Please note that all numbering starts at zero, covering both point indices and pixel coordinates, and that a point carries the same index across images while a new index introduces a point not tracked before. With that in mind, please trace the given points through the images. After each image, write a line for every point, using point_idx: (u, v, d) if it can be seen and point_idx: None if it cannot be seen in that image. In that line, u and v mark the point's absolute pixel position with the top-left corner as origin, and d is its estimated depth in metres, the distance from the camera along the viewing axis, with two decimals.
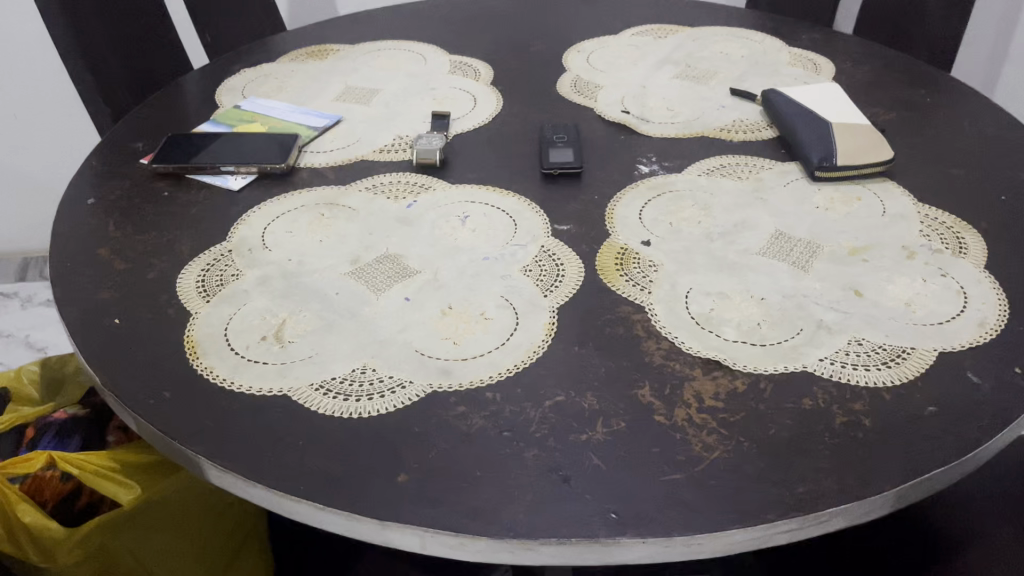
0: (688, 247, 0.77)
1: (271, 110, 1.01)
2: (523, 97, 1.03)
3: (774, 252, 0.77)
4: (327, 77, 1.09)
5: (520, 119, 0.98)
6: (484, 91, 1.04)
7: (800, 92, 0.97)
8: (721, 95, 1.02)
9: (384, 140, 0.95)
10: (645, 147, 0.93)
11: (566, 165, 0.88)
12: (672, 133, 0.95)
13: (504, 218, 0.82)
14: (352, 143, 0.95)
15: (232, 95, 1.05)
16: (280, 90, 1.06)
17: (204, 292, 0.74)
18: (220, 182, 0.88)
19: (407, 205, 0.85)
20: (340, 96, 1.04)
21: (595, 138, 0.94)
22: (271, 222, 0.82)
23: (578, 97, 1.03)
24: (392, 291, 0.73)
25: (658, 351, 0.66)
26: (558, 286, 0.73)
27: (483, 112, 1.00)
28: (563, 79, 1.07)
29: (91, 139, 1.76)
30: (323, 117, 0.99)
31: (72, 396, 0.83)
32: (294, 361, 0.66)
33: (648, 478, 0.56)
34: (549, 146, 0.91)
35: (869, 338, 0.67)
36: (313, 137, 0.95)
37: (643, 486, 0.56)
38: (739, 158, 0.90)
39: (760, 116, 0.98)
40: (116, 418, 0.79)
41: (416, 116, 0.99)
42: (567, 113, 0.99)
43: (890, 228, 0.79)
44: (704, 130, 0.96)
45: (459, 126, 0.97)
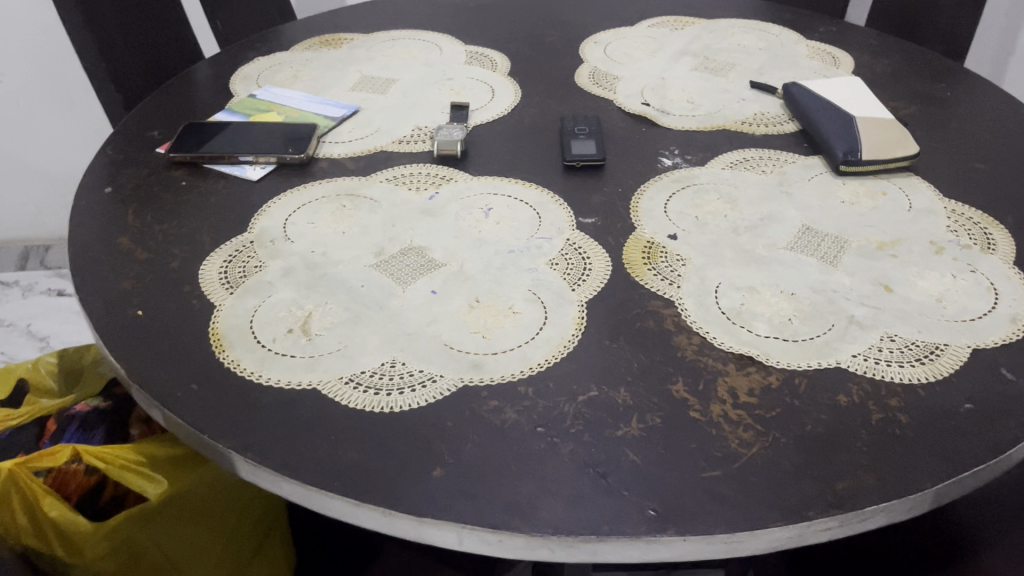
0: (716, 241, 0.77)
1: (287, 100, 0.99)
2: (541, 88, 1.02)
3: (802, 247, 0.76)
4: (342, 66, 1.07)
5: (539, 110, 0.97)
6: (502, 81, 1.03)
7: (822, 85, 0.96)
8: (740, 88, 1.01)
9: (403, 131, 0.94)
10: (666, 139, 0.92)
11: (589, 157, 0.87)
12: (693, 126, 0.94)
13: (528, 210, 0.81)
14: (371, 133, 0.93)
15: (246, 84, 1.04)
16: (295, 78, 1.05)
17: (227, 283, 0.73)
18: (237, 173, 0.87)
19: (429, 196, 0.84)
20: (357, 85, 1.03)
21: (616, 130, 0.93)
22: (292, 212, 0.81)
23: (596, 88, 1.02)
24: (418, 283, 0.73)
25: (690, 346, 0.66)
26: (586, 280, 0.73)
27: (501, 103, 0.99)
28: (581, 70, 1.06)
29: (96, 129, 1.75)
30: (340, 107, 0.98)
31: (91, 386, 0.82)
32: (323, 354, 0.66)
33: (686, 477, 0.56)
34: (570, 138, 0.90)
35: (902, 334, 0.67)
36: (330, 127, 0.94)
37: (682, 483, 0.55)
38: (762, 151, 0.89)
39: (782, 110, 0.97)
40: (138, 409, 0.78)
41: (434, 106, 0.98)
42: (587, 104, 0.98)
43: (917, 223, 0.78)
44: (725, 123, 0.95)
45: (478, 118, 0.96)
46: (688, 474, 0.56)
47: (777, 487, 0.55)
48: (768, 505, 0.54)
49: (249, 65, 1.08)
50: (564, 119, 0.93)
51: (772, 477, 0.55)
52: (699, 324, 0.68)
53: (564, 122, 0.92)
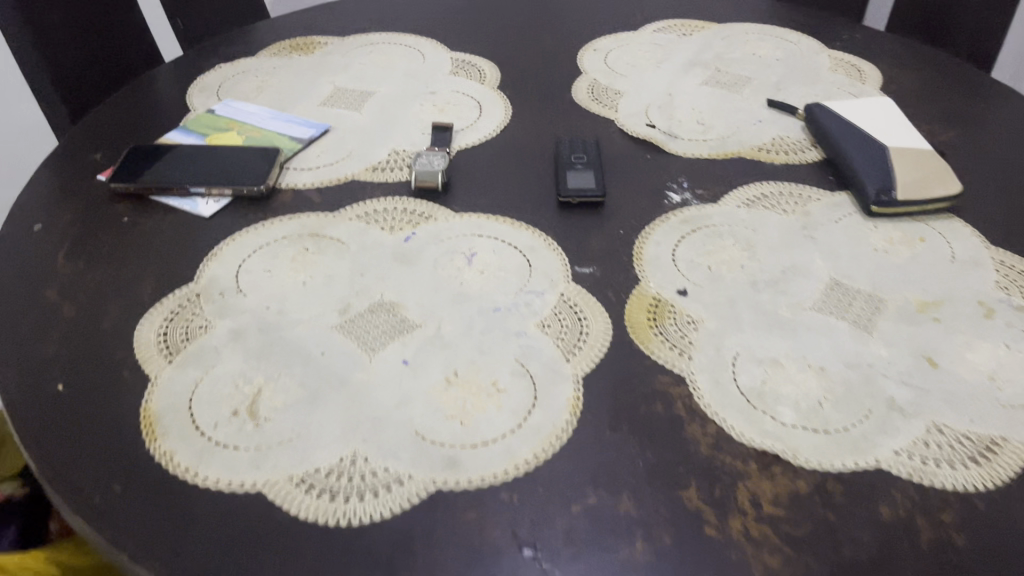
0: (732, 299, 0.67)
1: (249, 116, 0.89)
2: (535, 104, 0.91)
3: (832, 308, 0.66)
4: (313, 76, 0.97)
5: (532, 131, 0.87)
6: (491, 96, 0.93)
7: (849, 107, 0.86)
8: (757, 107, 0.91)
9: (378, 156, 0.83)
10: (675, 169, 0.82)
11: (588, 193, 0.77)
12: (704, 153, 0.84)
13: (517, 257, 0.71)
14: (342, 158, 0.83)
15: (205, 96, 0.93)
16: (260, 90, 0.94)
17: (166, 349, 0.63)
18: (188, 207, 0.76)
19: (404, 238, 0.73)
20: (328, 100, 0.92)
21: (618, 157, 0.83)
22: (247, 258, 0.71)
23: (596, 105, 0.91)
24: (388, 351, 0.62)
25: (704, 438, 0.56)
26: (582, 348, 0.63)
27: (490, 122, 0.88)
28: (579, 83, 0.95)
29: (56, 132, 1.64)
30: (309, 126, 0.87)
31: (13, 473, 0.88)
32: (273, 446, 0.56)
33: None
34: (567, 168, 0.79)
35: (951, 424, 0.57)
36: (296, 151, 0.83)
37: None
38: (783, 186, 0.79)
39: (804, 134, 0.87)
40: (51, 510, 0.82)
41: (414, 126, 0.88)
42: (586, 126, 0.88)
43: (962, 279, 0.68)
44: (740, 150, 0.84)
45: (462, 141, 0.85)
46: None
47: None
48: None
49: (211, 74, 0.97)
50: (560, 144, 0.83)
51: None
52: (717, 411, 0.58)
53: (560, 149, 0.82)
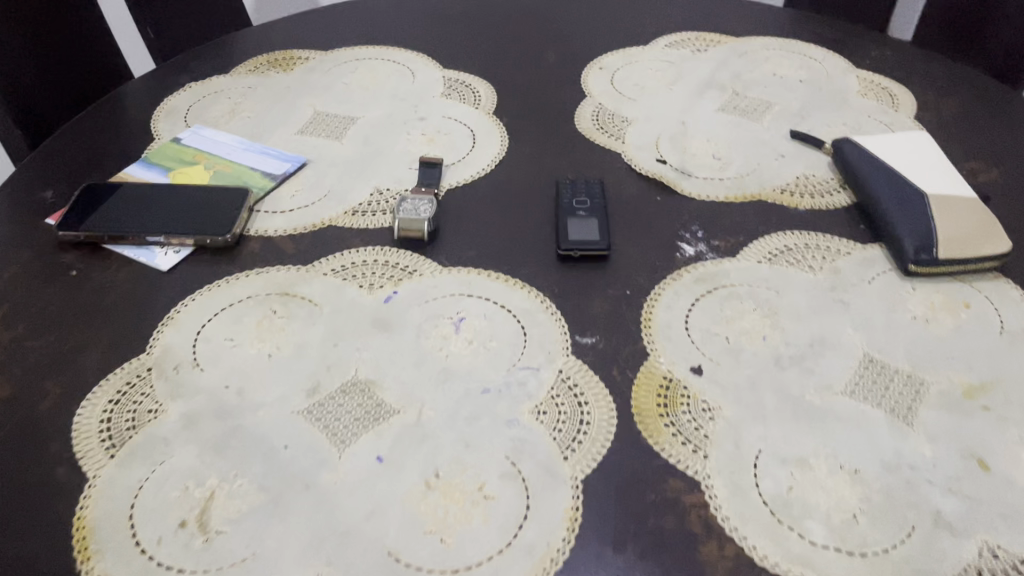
0: (753, 379, 0.59)
1: (218, 147, 0.80)
2: (534, 134, 0.83)
3: (866, 392, 0.58)
4: (293, 98, 0.88)
5: (530, 168, 0.79)
6: (486, 123, 0.84)
7: (882, 142, 0.77)
8: (778, 139, 0.82)
9: (359, 196, 0.75)
10: (688, 215, 0.73)
11: (591, 245, 0.69)
12: (721, 195, 0.76)
13: (511, 323, 0.63)
14: (320, 199, 0.75)
15: (172, 121, 0.85)
16: (233, 115, 0.86)
17: (108, 440, 0.55)
18: (145, 259, 0.68)
19: (385, 298, 0.66)
20: (307, 127, 0.84)
21: (625, 200, 0.75)
22: (207, 324, 0.63)
23: (601, 136, 0.83)
24: (361, 445, 0.55)
25: (722, 563, 0.48)
26: (583, 441, 0.55)
27: (483, 155, 0.80)
28: (583, 108, 0.87)
29: None
30: (283, 159, 0.79)
31: None
32: (224, 569, 0.48)
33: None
34: (568, 216, 0.71)
35: (1007, 546, 0.50)
36: (268, 190, 0.75)
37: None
38: (809, 237, 0.71)
39: (831, 172, 0.78)
40: None
41: (400, 160, 0.80)
42: (589, 162, 0.79)
43: (1013, 356, 0.60)
44: (760, 191, 0.76)
45: (453, 179, 0.77)
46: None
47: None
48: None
49: (181, 94, 0.89)
50: (561, 185, 0.74)
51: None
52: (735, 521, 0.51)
53: (561, 191, 0.74)
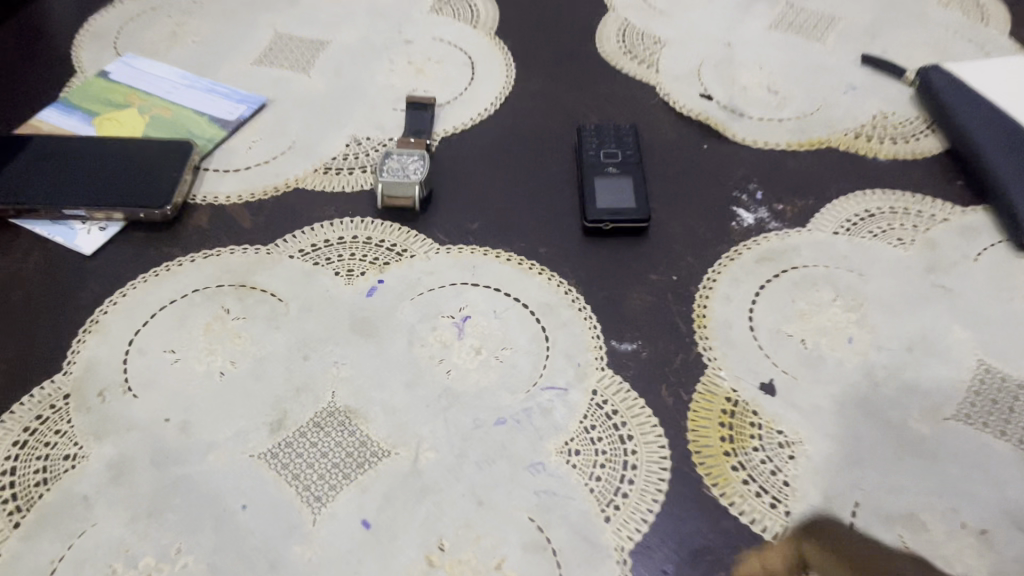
0: (839, 401, 0.46)
1: (155, 83, 0.64)
2: (546, 62, 0.68)
3: (985, 416, 0.46)
4: (247, 14, 0.72)
5: (544, 108, 0.64)
6: (486, 47, 0.68)
7: (983, 71, 0.62)
8: (847, 66, 0.67)
9: (332, 148, 0.60)
10: (741, 170, 0.59)
11: (624, 216, 0.54)
12: (781, 142, 0.61)
13: (529, 324, 0.50)
14: (283, 153, 0.60)
15: (99, 48, 0.68)
16: (175, 39, 0.69)
17: (12, 502, 0.42)
18: (61, 239, 0.54)
19: (368, 290, 0.52)
20: (267, 55, 0.68)
21: (663, 151, 0.60)
22: (141, 329, 0.49)
23: (630, 63, 0.67)
24: (342, 504, 0.42)
25: None
26: (629, 495, 0.43)
27: (486, 91, 0.65)
28: (605, 26, 0.71)
29: None
30: (237, 99, 0.63)
31: None
32: None
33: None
34: (594, 176, 0.57)
35: None
36: (219, 141, 0.60)
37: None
38: (895, 199, 0.57)
39: (916, 109, 0.63)
40: None
41: (382, 97, 0.64)
42: (616, 98, 0.64)
43: None
44: (829, 136, 0.62)
45: (449, 123, 0.62)
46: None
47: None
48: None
49: (110, 11, 0.72)
50: (585, 134, 0.60)
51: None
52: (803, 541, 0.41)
53: (585, 143, 0.59)
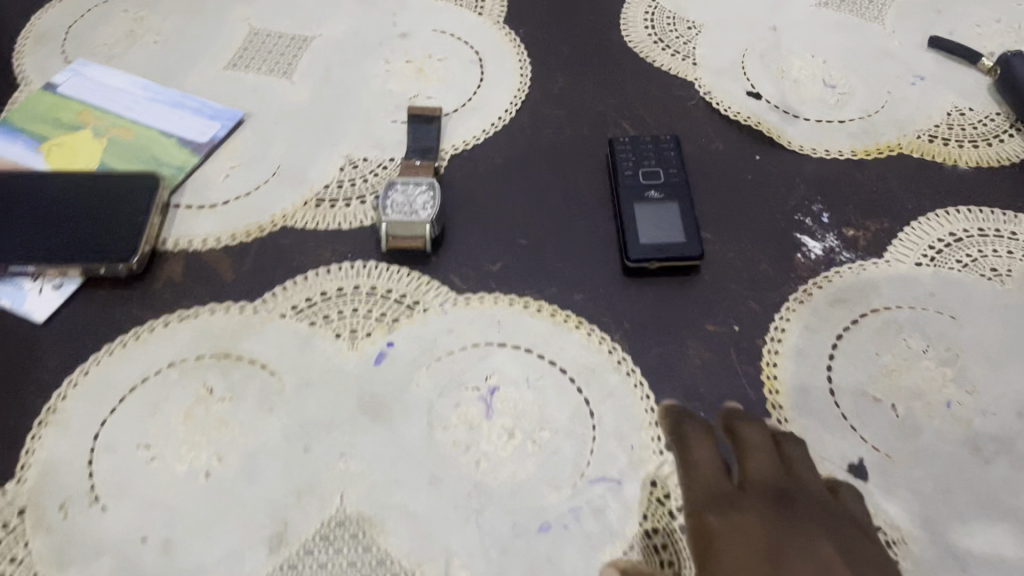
0: (942, 485, 0.39)
1: (112, 98, 0.55)
2: (566, 56, 0.59)
3: None
4: (216, 4, 0.62)
5: (568, 115, 0.55)
6: (496, 39, 0.59)
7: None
8: (912, 51, 0.58)
9: (325, 173, 0.52)
10: (802, 186, 0.51)
11: (672, 253, 0.46)
12: (845, 149, 0.53)
13: (571, 396, 0.42)
14: (267, 181, 0.51)
15: (45, 53, 0.59)
16: (134, 38, 0.59)
17: None
18: (8, 302, 0.45)
19: (376, 356, 0.44)
20: (241, 57, 0.58)
21: (710, 166, 0.52)
22: (110, 419, 0.41)
23: (662, 55, 0.58)
24: None
25: None
26: None
27: (499, 95, 0.56)
28: (631, 10, 0.61)
29: None
30: (210, 115, 0.54)
31: None
32: None
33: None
34: (634, 202, 0.48)
35: None
36: (191, 169, 0.51)
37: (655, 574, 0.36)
38: (983, 219, 0.49)
39: (994, 104, 0.55)
40: None
41: (378, 106, 0.55)
42: (650, 100, 0.56)
43: None
44: (899, 139, 0.53)
45: (458, 137, 0.53)
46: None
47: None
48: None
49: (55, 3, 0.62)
50: (619, 150, 0.51)
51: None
52: (772, 438, 0.39)
53: (619, 161, 0.51)
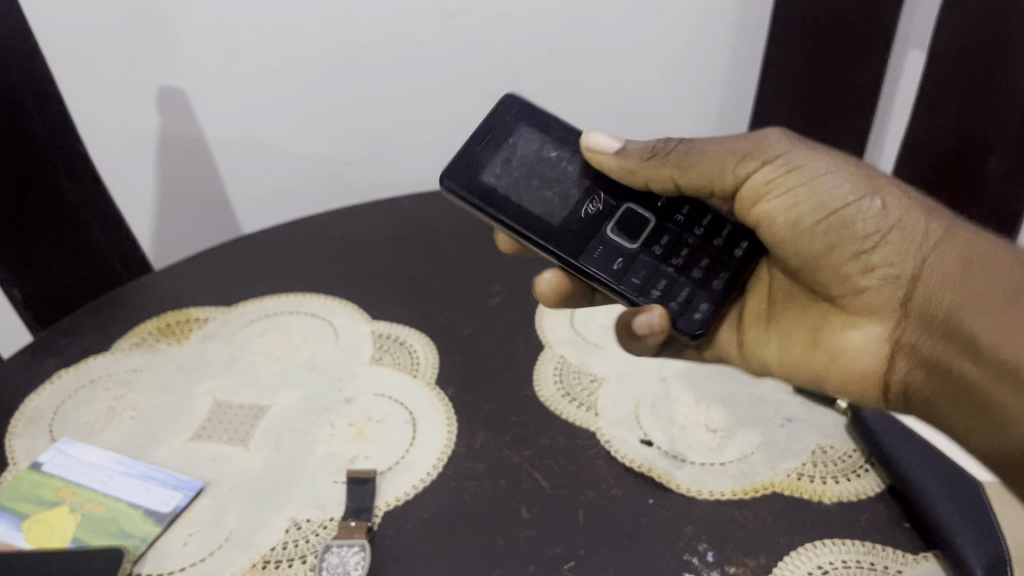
0: None
1: (89, 472, 0.63)
2: (486, 412, 0.68)
3: None
4: (186, 381, 0.72)
5: (487, 468, 0.63)
6: (427, 399, 0.70)
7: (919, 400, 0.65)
8: (781, 396, 0.69)
9: (272, 535, 0.59)
10: (689, 528, 0.59)
11: (509, 218, 0.61)
12: (725, 488, 0.61)
13: None
14: (220, 546, 0.58)
15: (33, 435, 0.67)
16: (112, 417, 0.69)
17: None
18: None
19: None
20: (204, 428, 0.68)
21: (609, 513, 0.60)
22: None
23: (568, 404, 0.69)
24: None
25: None
26: None
27: (426, 452, 0.65)
28: (542, 365, 0.73)
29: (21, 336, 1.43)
30: (174, 485, 0.62)
31: None
32: None
33: (720, 161, 0.60)
34: (621, 256, 0.61)
35: None
36: (154, 538, 0.58)
37: (730, 143, 0.61)
38: (844, 550, 0.56)
39: (852, 442, 0.65)
40: None
41: (324, 468, 0.64)
42: (557, 452, 0.65)
43: None
44: (770, 475, 0.62)
45: (391, 494, 0.62)
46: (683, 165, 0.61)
47: (1004, 339, 0.51)
48: (983, 373, 0.53)
49: (47, 389, 0.72)
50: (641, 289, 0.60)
51: (908, 351, 0.59)
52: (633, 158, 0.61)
53: (650, 297, 0.60)
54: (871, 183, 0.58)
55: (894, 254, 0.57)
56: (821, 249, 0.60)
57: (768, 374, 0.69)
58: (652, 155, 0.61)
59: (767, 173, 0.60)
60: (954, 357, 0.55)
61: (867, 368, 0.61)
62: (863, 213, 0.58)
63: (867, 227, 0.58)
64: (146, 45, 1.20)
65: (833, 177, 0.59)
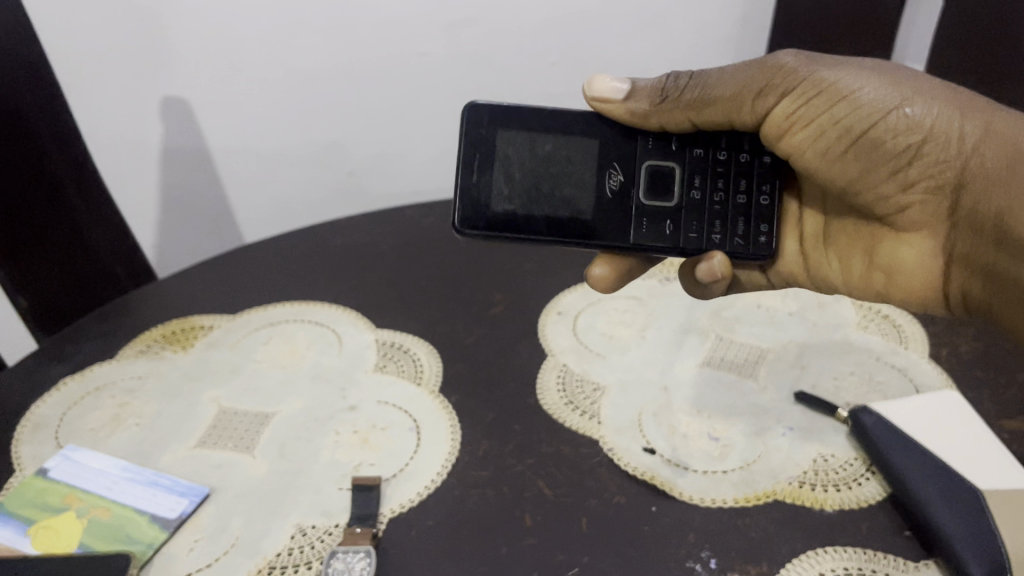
0: None
1: (96, 478, 0.64)
2: (489, 421, 0.69)
3: None
4: (191, 389, 0.73)
5: (491, 476, 0.64)
6: (431, 407, 0.70)
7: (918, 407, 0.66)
8: (782, 405, 0.70)
9: (278, 541, 0.59)
10: (692, 536, 0.59)
11: (537, 230, 0.61)
12: (726, 495, 0.62)
13: None
14: (226, 552, 0.58)
15: (40, 442, 0.68)
16: (118, 424, 0.69)
17: None
18: None
19: None
20: (209, 436, 0.68)
21: (612, 520, 0.60)
22: None
23: (571, 412, 0.70)
24: None
25: None
26: None
27: (431, 459, 0.65)
28: (545, 374, 0.74)
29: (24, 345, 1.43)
30: (180, 492, 0.62)
31: None
32: None
33: (737, 96, 0.62)
34: (668, 217, 0.63)
35: None
36: (161, 543, 0.59)
37: (747, 78, 0.62)
38: (846, 558, 0.57)
39: (852, 451, 0.65)
40: None
41: (329, 474, 0.64)
42: (560, 460, 0.65)
43: None
44: (772, 483, 0.63)
45: (395, 501, 0.62)
46: (699, 107, 0.61)
47: None
48: None
49: (53, 396, 0.72)
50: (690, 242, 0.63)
51: (956, 262, 0.65)
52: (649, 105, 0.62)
53: (713, 243, 0.63)
54: (898, 85, 0.60)
55: (935, 161, 0.60)
56: (865, 165, 0.63)
57: (824, 289, 0.74)
58: (665, 97, 0.61)
59: (796, 100, 0.62)
60: (992, 260, 0.61)
61: (919, 281, 0.67)
62: (896, 121, 0.60)
63: (902, 136, 0.60)
64: (150, 55, 1.21)
65: (862, 94, 0.61)
